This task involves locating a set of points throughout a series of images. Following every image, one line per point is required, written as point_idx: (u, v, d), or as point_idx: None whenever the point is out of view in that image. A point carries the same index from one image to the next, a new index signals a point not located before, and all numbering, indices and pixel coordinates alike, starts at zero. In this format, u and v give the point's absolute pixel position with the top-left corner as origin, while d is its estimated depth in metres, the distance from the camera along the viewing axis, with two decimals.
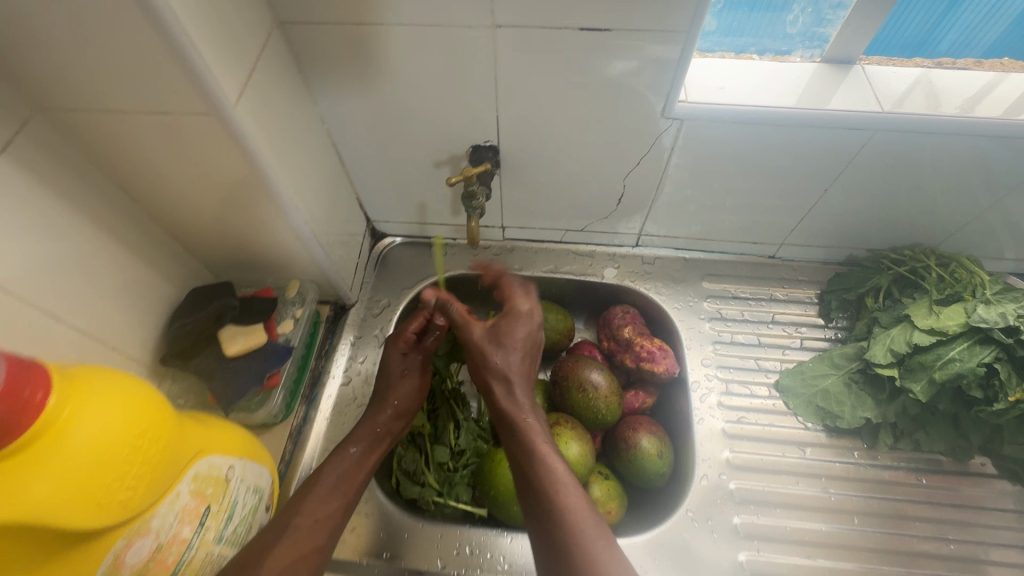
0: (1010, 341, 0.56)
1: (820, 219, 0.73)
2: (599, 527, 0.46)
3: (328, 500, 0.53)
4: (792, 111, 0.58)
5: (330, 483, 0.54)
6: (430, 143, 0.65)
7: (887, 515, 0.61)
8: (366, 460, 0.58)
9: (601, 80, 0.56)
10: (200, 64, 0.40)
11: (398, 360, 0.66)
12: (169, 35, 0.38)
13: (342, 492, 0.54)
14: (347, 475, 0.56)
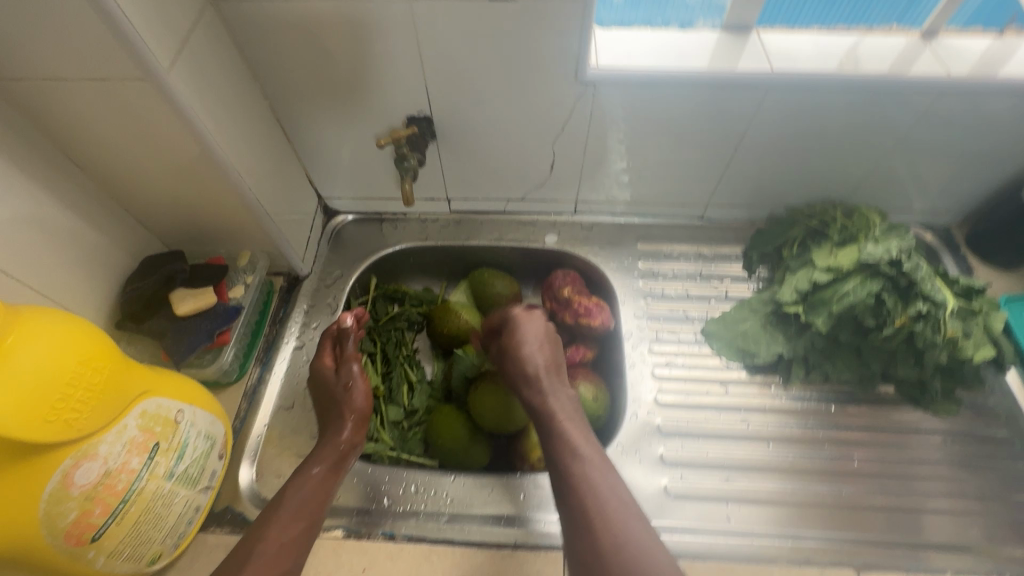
0: (894, 273, 0.61)
1: (738, 179, 0.79)
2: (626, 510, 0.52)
3: (292, 524, 0.55)
4: (694, 73, 0.64)
5: (293, 504, 0.56)
6: (369, 116, 0.70)
7: (798, 440, 0.67)
8: (328, 479, 0.60)
9: (516, 48, 0.61)
10: (129, 31, 0.44)
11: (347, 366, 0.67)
12: (98, 3, 0.42)
13: (315, 506, 0.57)
14: (317, 494, 0.58)
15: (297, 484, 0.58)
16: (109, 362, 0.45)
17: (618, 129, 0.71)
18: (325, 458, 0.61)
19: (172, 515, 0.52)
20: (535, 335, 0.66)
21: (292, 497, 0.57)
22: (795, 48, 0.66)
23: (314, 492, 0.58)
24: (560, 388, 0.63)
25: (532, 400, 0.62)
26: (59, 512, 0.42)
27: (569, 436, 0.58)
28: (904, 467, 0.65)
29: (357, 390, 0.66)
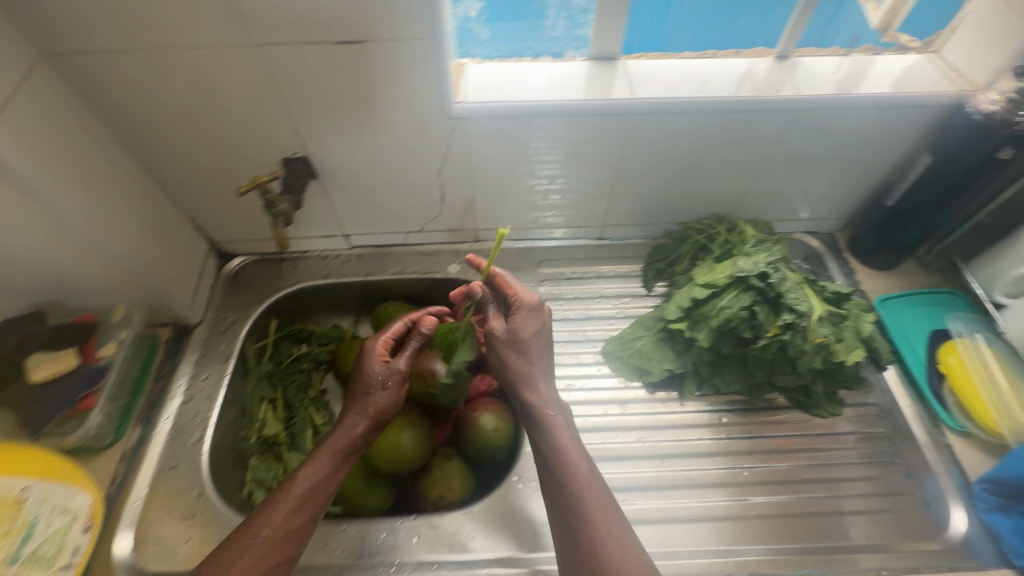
0: (763, 286, 0.63)
1: (627, 199, 0.81)
2: (616, 522, 0.53)
3: (299, 514, 0.55)
4: (560, 103, 0.65)
5: (305, 487, 0.56)
6: (243, 160, 0.69)
7: (692, 454, 0.68)
8: (335, 473, 0.58)
9: (377, 87, 0.61)
10: None
11: (375, 368, 0.62)
12: None
13: (319, 502, 0.56)
14: (321, 491, 0.56)
15: (314, 466, 0.57)
16: None
17: (499, 158, 0.71)
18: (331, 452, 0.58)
19: None
20: (520, 336, 0.62)
21: (291, 498, 0.55)
22: (657, 74, 0.68)
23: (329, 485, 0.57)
24: (559, 402, 0.61)
25: (531, 407, 0.60)
26: None
27: (568, 457, 0.56)
28: (823, 471, 0.67)
29: (396, 378, 0.62)
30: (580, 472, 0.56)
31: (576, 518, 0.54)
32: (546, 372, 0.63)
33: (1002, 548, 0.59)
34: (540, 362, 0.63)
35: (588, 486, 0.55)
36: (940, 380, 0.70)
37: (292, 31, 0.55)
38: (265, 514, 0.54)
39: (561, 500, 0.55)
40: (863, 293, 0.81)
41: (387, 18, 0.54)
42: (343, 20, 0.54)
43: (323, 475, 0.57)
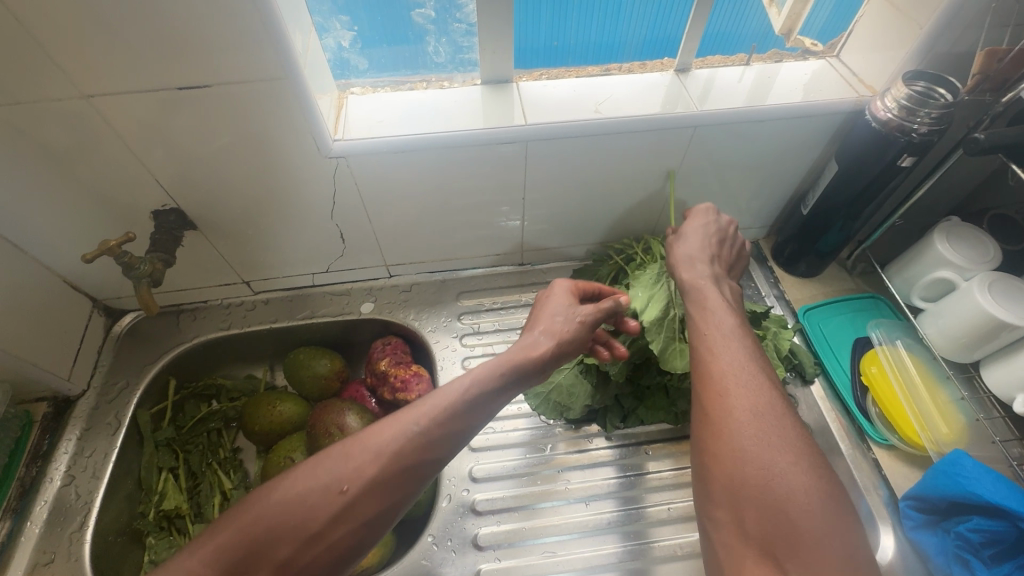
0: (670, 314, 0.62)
1: (543, 224, 0.77)
2: (774, 434, 0.41)
3: (373, 462, 0.46)
4: (448, 133, 0.60)
5: (382, 442, 0.47)
6: (108, 216, 0.62)
7: (620, 493, 0.64)
8: (420, 454, 0.47)
9: (235, 134, 0.56)
10: None
11: (561, 304, 0.57)
12: None
13: (377, 498, 0.45)
14: (384, 481, 0.45)
15: (394, 440, 0.47)
16: None
17: (391, 195, 0.67)
18: (428, 435, 0.47)
19: None
20: (691, 235, 0.58)
21: (343, 470, 0.45)
22: (552, 96, 0.65)
23: (400, 471, 0.46)
24: (722, 288, 0.53)
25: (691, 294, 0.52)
26: None
27: (723, 346, 0.46)
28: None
29: (588, 316, 0.55)
30: (738, 368, 0.44)
31: (720, 431, 0.42)
32: (705, 252, 0.56)
33: (928, 567, 0.58)
34: (490, 382, 0.50)
35: (739, 368, 0.44)
36: (862, 392, 0.68)
37: (122, 80, 0.49)
38: (281, 491, 0.45)
39: (707, 427, 0.43)
40: (787, 303, 0.79)
41: (230, 59, 0.49)
42: (180, 64, 0.49)
43: (397, 462, 0.46)
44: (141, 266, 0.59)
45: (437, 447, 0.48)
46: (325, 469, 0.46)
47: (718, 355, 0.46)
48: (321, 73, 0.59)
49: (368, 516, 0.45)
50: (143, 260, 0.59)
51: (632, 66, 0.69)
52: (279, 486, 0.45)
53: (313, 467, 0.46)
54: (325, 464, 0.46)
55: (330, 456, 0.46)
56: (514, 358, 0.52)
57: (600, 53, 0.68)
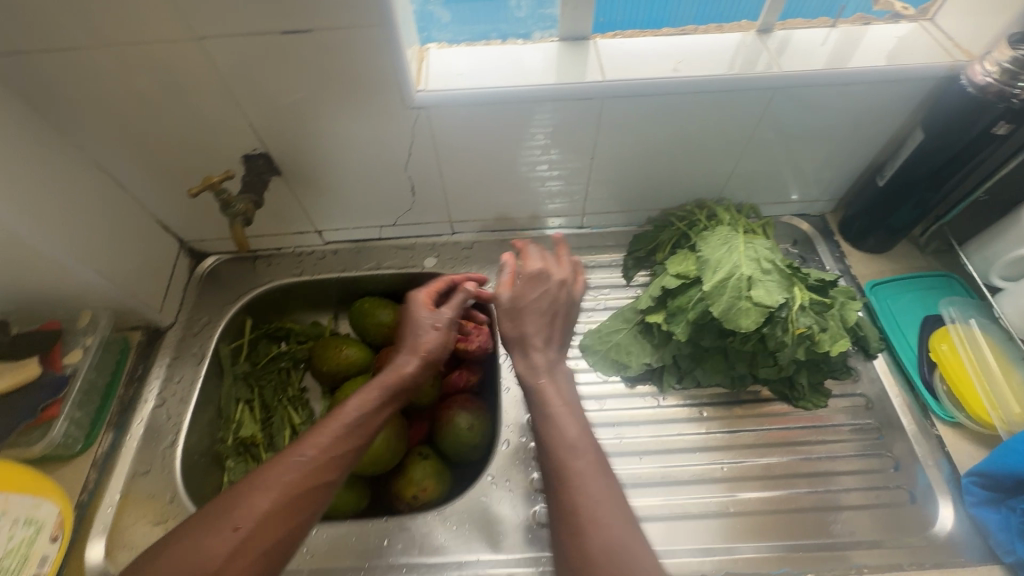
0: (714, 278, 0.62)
1: (607, 187, 0.77)
2: (616, 519, 0.47)
3: (295, 493, 0.49)
4: (525, 88, 0.62)
5: (293, 471, 0.49)
6: (203, 158, 0.66)
7: (674, 450, 0.66)
8: (308, 480, 0.50)
9: (328, 82, 0.59)
10: None
11: (423, 313, 0.62)
12: None
13: (273, 529, 0.47)
14: (295, 498, 0.49)
15: (296, 469, 0.49)
16: None
17: (462, 149, 0.68)
18: (312, 466, 0.50)
19: None
20: (529, 289, 0.61)
21: (257, 505, 0.47)
22: (628, 54, 0.65)
23: (303, 492, 0.49)
24: (555, 365, 0.57)
25: None
26: None
27: (571, 441, 0.51)
28: (821, 466, 0.64)
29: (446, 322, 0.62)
30: (575, 462, 0.50)
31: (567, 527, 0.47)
32: (541, 316, 0.60)
33: (990, 543, 0.57)
34: (370, 408, 0.54)
35: (580, 441, 0.51)
36: (930, 368, 0.67)
37: (233, 23, 0.52)
38: (187, 541, 0.45)
39: (567, 524, 0.47)
40: (854, 278, 0.77)
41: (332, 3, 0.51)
42: (287, 9, 0.52)
43: (286, 491, 0.48)
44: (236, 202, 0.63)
45: (325, 471, 0.50)
46: (203, 517, 0.47)
47: (561, 430, 0.52)
48: (409, 25, 0.60)
49: (265, 550, 0.46)
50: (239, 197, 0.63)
51: (710, 28, 0.68)
52: (188, 535, 0.46)
53: (209, 518, 0.47)
54: (230, 504, 0.48)
55: (213, 508, 0.48)
56: (389, 382, 0.56)
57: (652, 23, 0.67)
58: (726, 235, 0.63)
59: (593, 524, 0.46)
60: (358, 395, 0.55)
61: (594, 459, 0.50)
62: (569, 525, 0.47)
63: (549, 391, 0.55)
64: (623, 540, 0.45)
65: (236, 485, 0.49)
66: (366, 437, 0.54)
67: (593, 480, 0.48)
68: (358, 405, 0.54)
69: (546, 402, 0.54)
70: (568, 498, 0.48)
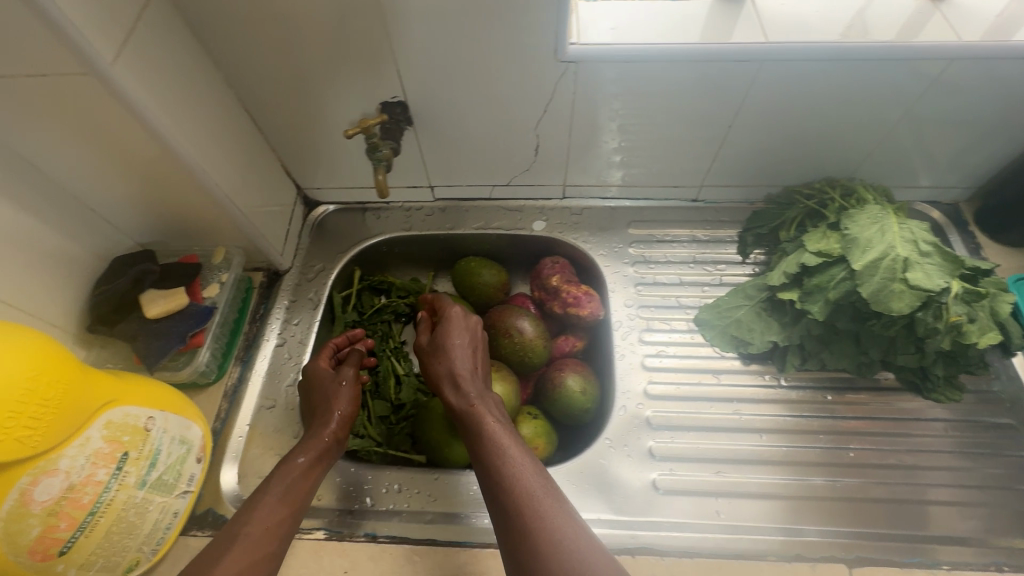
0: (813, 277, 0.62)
1: (734, 159, 0.75)
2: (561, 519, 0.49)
3: (267, 536, 0.53)
4: (681, 47, 0.60)
5: (262, 514, 0.54)
6: (342, 103, 0.67)
7: (796, 431, 0.65)
8: (270, 545, 0.53)
9: (484, 30, 0.58)
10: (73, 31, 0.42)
11: (456, 328, 0.66)
12: (44, 13, 0.40)
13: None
14: (257, 563, 0.51)
15: (248, 542, 0.51)
16: (66, 372, 0.43)
17: (599, 108, 0.67)
18: (265, 533, 0.53)
19: (147, 521, 0.51)
20: (467, 335, 0.66)
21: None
22: (787, 16, 0.62)
23: (256, 562, 0.51)
24: (484, 393, 0.62)
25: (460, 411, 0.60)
26: (19, 529, 0.41)
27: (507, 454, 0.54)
28: (939, 459, 0.63)
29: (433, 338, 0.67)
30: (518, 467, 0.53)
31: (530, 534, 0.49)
32: (474, 363, 0.64)
33: None
34: (299, 462, 0.58)
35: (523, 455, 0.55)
36: None
37: None
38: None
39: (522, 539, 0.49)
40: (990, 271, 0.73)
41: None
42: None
43: (250, 560, 0.50)
44: (383, 150, 0.67)
45: (268, 541, 0.53)
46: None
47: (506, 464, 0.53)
48: None
49: None
50: (386, 144, 0.67)
51: None
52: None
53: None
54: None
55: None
56: (314, 444, 0.60)
57: None
58: (878, 213, 0.61)
59: (541, 527, 0.48)
60: (288, 468, 0.58)
61: (533, 470, 0.53)
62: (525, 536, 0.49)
63: (482, 411, 0.59)
64: (567, 538, 0.47)
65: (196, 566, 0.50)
66: (299, 503, 0.57)
67: (536, 484, 0.52)
68: (285, 482, 0.57)
69: (479, 420, 0.58)
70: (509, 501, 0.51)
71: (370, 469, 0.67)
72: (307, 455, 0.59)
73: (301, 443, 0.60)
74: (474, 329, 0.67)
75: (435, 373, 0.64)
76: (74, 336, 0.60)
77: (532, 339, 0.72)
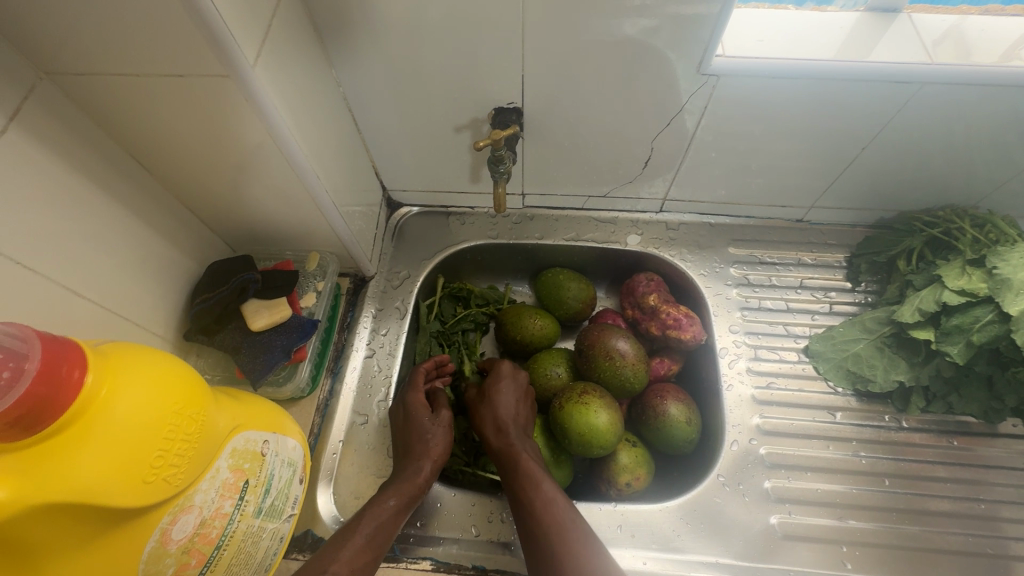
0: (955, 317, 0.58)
1: (854, 181, 0.70)
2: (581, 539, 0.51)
3: None
4: (833, 65, 0.55)
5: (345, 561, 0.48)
6: (452, 106, 0.63)
7: (917, 477, 0.62)
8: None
9: (628, 37, 0.54)
10: (223, 32, 0.38)
11: (503, 377, 0.65)
12: (200, 14, 0.36)
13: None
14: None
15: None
16: (201, 403, 0.40)
17: (729, 123, 0.63)
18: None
19: (260, 550, 0.48)
20: (513, 385, 0.65)
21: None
22: (951, 35, 0.57)
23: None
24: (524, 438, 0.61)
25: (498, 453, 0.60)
26: (157, 569, 0.39)
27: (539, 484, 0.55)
28: None
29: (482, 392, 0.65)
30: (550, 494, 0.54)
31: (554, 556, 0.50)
32: (522, 415, 0.63)
33: None
34: (388, 508, 0.53)
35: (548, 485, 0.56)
36: None
37: None
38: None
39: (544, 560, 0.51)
40: None
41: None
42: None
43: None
44: (506, 163, 0.64)
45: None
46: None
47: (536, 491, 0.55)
48: None
49: None
50: (510, 156, 0.64)
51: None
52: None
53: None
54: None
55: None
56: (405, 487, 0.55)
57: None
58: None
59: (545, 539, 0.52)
60: (379, 508, 0.53)
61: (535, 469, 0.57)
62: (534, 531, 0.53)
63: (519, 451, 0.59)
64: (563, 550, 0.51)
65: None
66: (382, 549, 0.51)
67: (547, 486, 0.55)
68: (376, 521, 0.52)
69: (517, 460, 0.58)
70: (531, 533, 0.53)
71: (473, 496, 0.64)
72: (397, 500, 0.54)
73: (391, 485, 0.56)
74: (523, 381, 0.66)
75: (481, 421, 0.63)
76: (172, 344, 0.58)
77: (632, 363, 0.68)
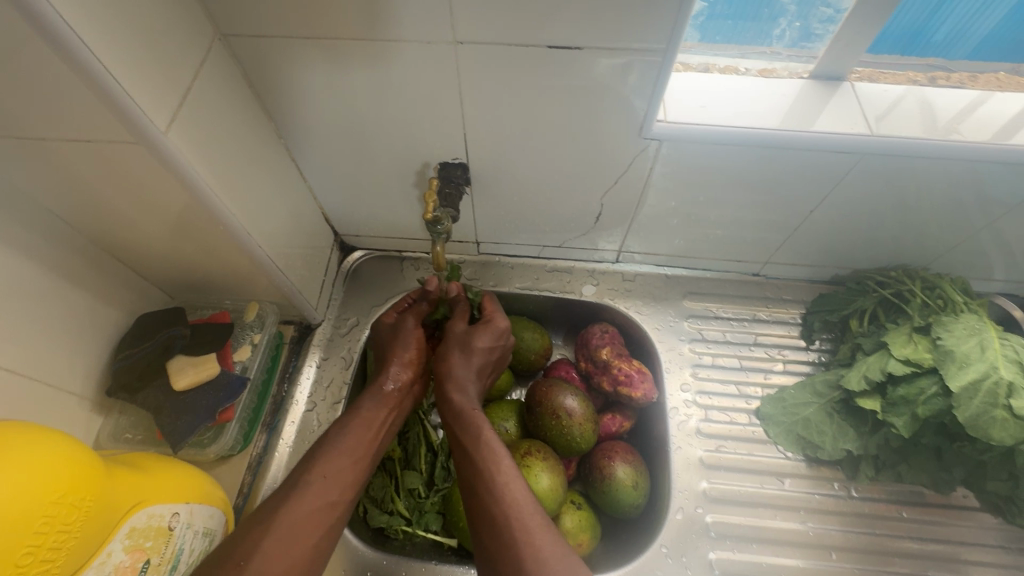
0: (900, 387, 0.58)
1: (809, 241, 0.70)
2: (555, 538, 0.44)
3: (323, 491, 0.48)
4: (775, 132, 0.55)
5: (322, 469, 0.49)
6: (398, 161, 0.62)
7: (867, 551, 0.60)
8: (329, 495, 0.48)
9: (568, 98, 0.53)
10: (119, 93, 0.38)
11: (473, 360, 0.59)
12: (97, 81, 0.37)
13: (303, 539, 0.45)
14: (319, 511, 0.47)
15: (312, 491, 0.47)
16: (87, 484, 0.39)
17: (678, 182, 0.62)
18: (324, 482, 0.48)
19: None
20: (480, 352, 0.60)
21: (268, 539, 0.43)
22: (894, 105, 0.57)
23: (315, 512, 0.46)
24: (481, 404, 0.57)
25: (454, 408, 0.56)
26: None
27: (506, 486, 0.47)
28: None
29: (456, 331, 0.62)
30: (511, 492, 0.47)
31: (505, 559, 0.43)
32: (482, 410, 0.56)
33: None
34: (362, 416, 0.54)
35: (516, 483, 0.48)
36: None
37: (498, 30, 0.47)
38: (249, 540, 0.43)
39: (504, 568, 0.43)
40: None
41: (621, 23, 0.46)
42: (563, 22, 0.47)
43: (309, 510, 0.46)
44: (445, 222, 0.61)
45: (328, 491, 0.48)
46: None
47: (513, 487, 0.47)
48: None
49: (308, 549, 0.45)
50: (447, 216, 0.61)
51: (963, 78, 0.59)
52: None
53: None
54: (259, 527, 0.44)
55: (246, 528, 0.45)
56: (374, 395, 0.57)
57: (917, 42, 0.58)
58: (975, 324, 0.57)
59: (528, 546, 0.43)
60: (352, 421, 0.54)
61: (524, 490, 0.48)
62: (512, 557, 0.43)
63: (479, 418, 0.54)
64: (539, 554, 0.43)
65: (258, 511, 0.46)
66: (359, 455, 0.52)
67: (507, 476, 0.48)
68: (348, 429, 0.53)
69: (474, 422, 0.54)
70: (502, 533, 0.45)
71: (404, 562, 0.62)
72: (367, 412, 0.55)
73: (367, 397, 0.56)
74: (500, 346, 0.62)
75: (449, 365, 0.59)
76: (93, 402, 0.56)
77: (580, 422, 0.63)
